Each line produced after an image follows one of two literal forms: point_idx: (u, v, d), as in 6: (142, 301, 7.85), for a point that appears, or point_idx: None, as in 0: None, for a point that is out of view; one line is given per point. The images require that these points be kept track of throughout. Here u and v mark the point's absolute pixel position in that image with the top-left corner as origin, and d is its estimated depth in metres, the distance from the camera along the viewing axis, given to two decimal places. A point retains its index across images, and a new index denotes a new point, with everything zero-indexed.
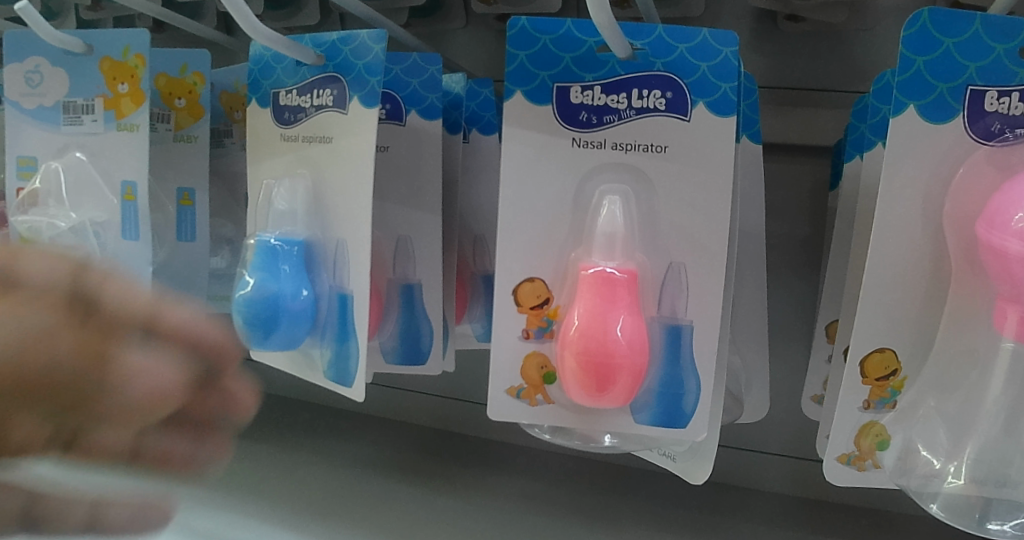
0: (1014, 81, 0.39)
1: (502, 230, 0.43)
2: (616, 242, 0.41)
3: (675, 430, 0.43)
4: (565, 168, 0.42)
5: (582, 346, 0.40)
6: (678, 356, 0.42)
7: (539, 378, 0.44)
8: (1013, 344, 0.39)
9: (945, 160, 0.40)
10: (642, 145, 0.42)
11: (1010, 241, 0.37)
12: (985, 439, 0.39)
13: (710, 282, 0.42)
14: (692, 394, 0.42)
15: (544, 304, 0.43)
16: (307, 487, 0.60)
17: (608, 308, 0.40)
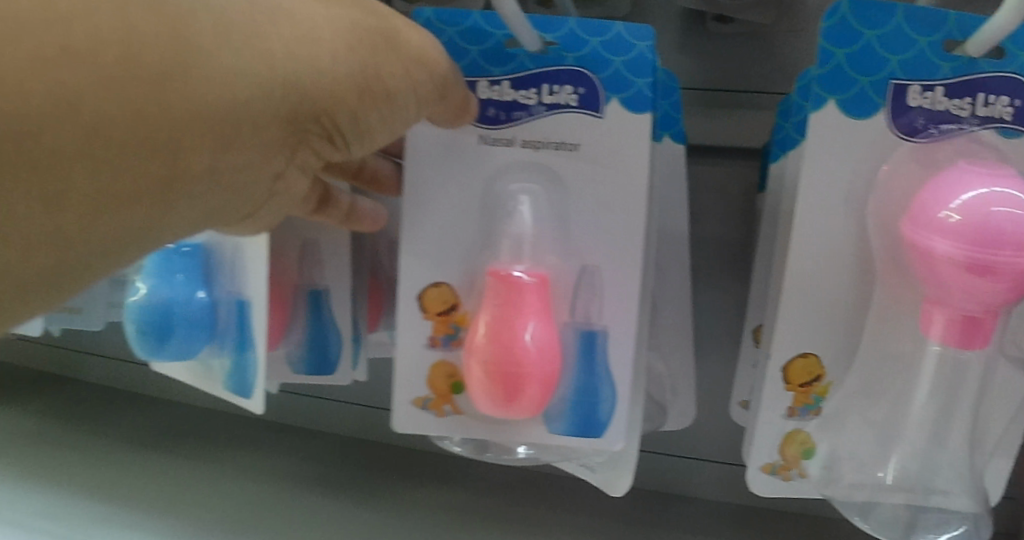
0: (938, 75, 0.37)
1: (407, 232, 0.41)
2: (523, 242, 0.39)
3: (591, 440, 0.41)
4: (470, 167, 0.40)
5: (488, 354, 0.37)
6: (593, 364, 0.40)
7: (447, 388, 0.42)
8: (940, 347, 0.38)
9: (869, 157, 0.38)
10: (553, 143, 0.39)
11: (936, 241, 0.35)
12: (912, 449, 0.40)
13: (624, 283, 0.40)
14: (608, 402, 0.40)
15: (451, 309, 0.42)
16: (226, 507, 0.57)
17: (517, 313, 0.38)
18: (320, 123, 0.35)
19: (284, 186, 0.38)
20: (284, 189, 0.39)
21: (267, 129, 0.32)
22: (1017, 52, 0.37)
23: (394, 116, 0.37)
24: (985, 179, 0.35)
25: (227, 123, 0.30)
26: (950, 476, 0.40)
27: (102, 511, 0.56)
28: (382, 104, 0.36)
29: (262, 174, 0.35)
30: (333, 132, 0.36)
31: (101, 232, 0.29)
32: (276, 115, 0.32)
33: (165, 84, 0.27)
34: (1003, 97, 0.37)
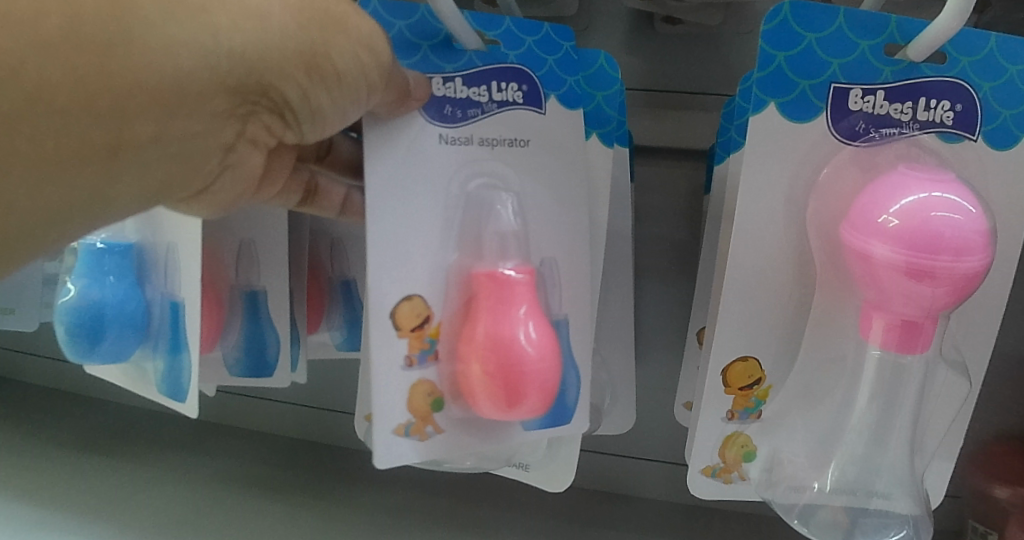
0: (879, 79, 0.37)
1: (376, 245, 0.36)
2: (506, 242, 0.38)
3: (561, 427, 0.41)
4: (438, 169, 0.37)
5: (499, 361, 0.35)
6: (569, 354, 0.40)
7: (428, 409, 0.38)
8: (880, 351, 0.38)
9: (809, 160, 0.38)
10: (506, 140, 0.38)
11: (875, 245, 0.35)
12: (850, 453, 0.40)
13: (583, 270, 0.40)
14: (575, 387, 0.40)
15: (425, 322, 0.38)
16: (168, 510, 0.56)
17: (521, 308, 0.36)
18: (268, 99, 0.35)
19: (238, 160, 0.39)
20: (240, 164, 0.39)
21: (208, 100, 0.33)
22: (957, 57, 0.37)
23: (345, 104, 0.35)
24: (925, 184, 0.35)
25: (164, 93, 0.31)
26: (890, 479, 0.40)
27: (32, 517, 0.54)
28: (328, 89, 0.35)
29: (211, 144, 0.36)
30: (284, 111, 0.36)
31: (50, 194, 0.31)
32: (218, 87, 0.33)
33: (101, 57, 0.29)
34: (944, 102, 0.37)
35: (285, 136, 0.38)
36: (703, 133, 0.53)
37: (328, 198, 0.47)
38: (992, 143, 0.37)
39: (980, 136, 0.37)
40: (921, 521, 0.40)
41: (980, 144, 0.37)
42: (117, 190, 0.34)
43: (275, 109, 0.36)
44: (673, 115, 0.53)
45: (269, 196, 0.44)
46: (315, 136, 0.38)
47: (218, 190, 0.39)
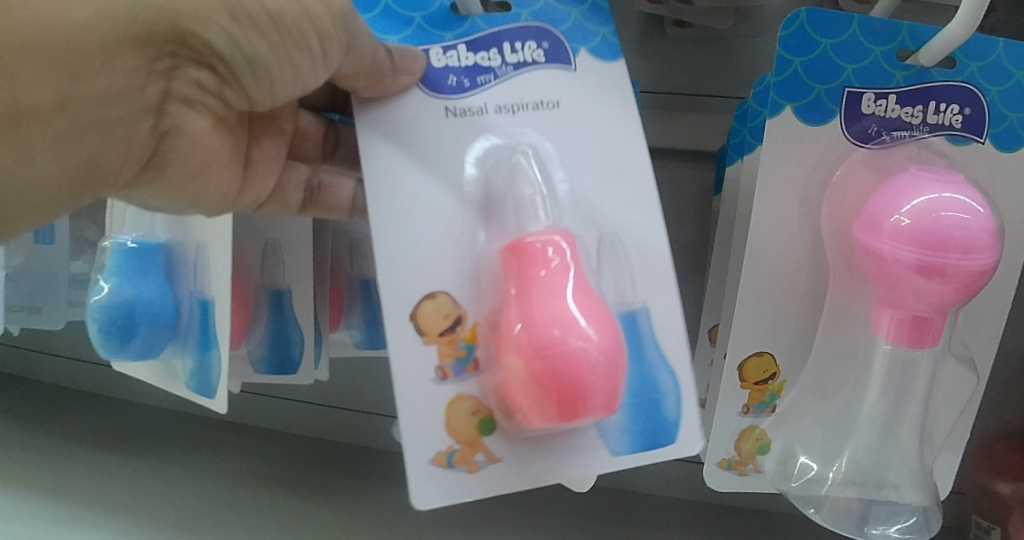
0: (891, 84, 0.38)
1: (394, 230, 0.34)
2: (533, 208, 0.34)
3: (662, 446, 0.35)
4: (452, 142, 0.35)
5: (542, 365, 0.31)
6: (644, 352, 0.35)
7: (473, 433, 0.34)
8: (891, 346, 0.39)
9: (823, 162, 0.39)
10: (529, 104, 0.35)
11: (886, 244, 0.36)
12: (861, 443, 0.41)
13: (648, 252, 0.36)
14: (672, 394, 0.35)
15: (456, 325, 0.34)
16: (187, 509, 0.57)
17: (557, 287, 0.32)
18: (189, 48, 0.34)
19: (181, 124, 0.38)
20: (184, 128, 0.38)
21: (122, 55, 0.32)
22: (967, 62, 0.38)
23: (284, 52, 0.35)
24: (934, 185, 0.36)
25: (72, 51, 0.31)
26: (902, 471, 0.41)
27: (55, 515, 0.55)
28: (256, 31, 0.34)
29: (138, 108, 0.35)
30: (214, 64, 0.35)
31: None
32: (128, 38, 0.32)
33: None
34: (953, 105, 0.39)
35: (223, 92, 0.37)
36: (713, 135, 0.55)
37: (329, 200, 0.46)
38: (999, 145, 0.39)
39: (988, 138, 0.39)
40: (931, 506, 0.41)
41: (988, 146, 0.39)
42: (37, 167, 0.32)
43: (200, 62, 0.35)
44: (684, 118, 0.55)
45: (239, 175, 0.43)
46: (255, 88, 0.37)
47: (167, 161, 0.39)
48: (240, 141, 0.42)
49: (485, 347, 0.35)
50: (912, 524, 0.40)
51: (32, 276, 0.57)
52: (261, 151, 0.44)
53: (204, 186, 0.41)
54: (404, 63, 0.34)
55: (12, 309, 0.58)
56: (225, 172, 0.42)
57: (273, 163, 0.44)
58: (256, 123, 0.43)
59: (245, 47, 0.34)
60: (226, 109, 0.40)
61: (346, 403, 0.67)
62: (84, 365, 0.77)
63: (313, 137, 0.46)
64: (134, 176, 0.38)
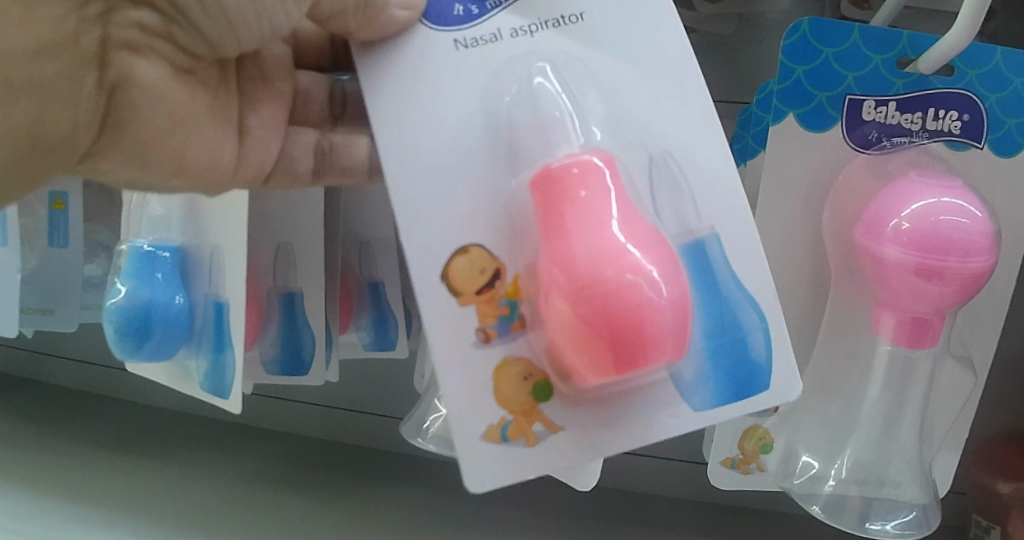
0: (891, 91, 0.39)
1: (413, 183, 0.31)
2: (561, 128, 0.31)
3: (753, 396, 0.33)
4: (465, 74, 0.32)
5: (594, 311, 0.28)
6: (716, 285, 0.32)
7: (527, 403, 0.32)
8: (891, 346, 0.40)
9: (824, 167, 0.40)
10: (549, 21, 0.32)
11: (887, 247, 0.37)
12: (863, 440, 0.43)
13: (715, 168, 0.32)
14: (757, 329, 0.32)
15: (493, 280, 0.32)
16: (198, 509, 0.58)
17: (593, 217, 0.29)
18: None
19: (134, 76, 0.35)
20: (138, 80, 0.36)
21: (39, 1, 0.30)
22: (965, 69, 0.39)
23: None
24: (933, 189, 0.37)
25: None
26: (902, 468, 0.42)
27: (68, 516, 0.56)
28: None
29: (81, 59, 0.33)
30: (155, 0, 0.33)
31: None
32: None
33: None
34: (952, 112, 0.39)
35: (173, 32, 0.34)
36: None
37: (342, 160, 0.44)
38: (997, 150, 0.39)
39: (986, 144, 0.39)
40: (930, 501, 0.42)
41: (986, 152, 0.40)
42: None
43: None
44: None
45: (223, 136, 0.40)
46: (205, 22, 0.34)
47: (125, 122, 0.37)
48: (219, 103, 0.40)
49: (528, 301, 0.32)
50: (911, 518, 0.42)
51: (46, 280, 0.58)
52: (255, 118, 0.41)
53: (176, 151, 0.38)
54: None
55: (26, 311, 0.59)
56: (200, 136, 0.39)
57: (269, 133, 0.42)
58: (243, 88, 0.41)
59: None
60: (189, 60, 0.37)
61: (351, 405, 0.68)
62: (93, 368, 0.78)
63: (318, 99, 0.45)
64: (93, 143, 0.36)
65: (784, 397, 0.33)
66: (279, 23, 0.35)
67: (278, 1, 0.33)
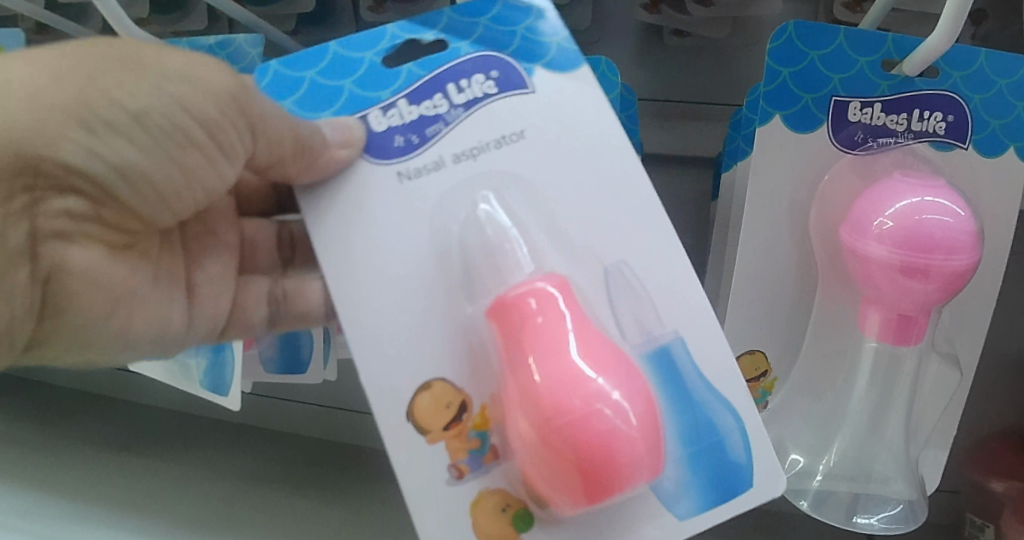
0: (877, 93, 0.40)
1: (367, 323, 0.33)
2: (513, 255, 0.32)
3: (738, 492, 0.34)
4: (415, 206, 0.33)
5: (565, 443, 0.28)
6: (685, 390, 0.34)
7: (510, 536, 0.33)
8: (877, 343, 0.40)
9: (812, 167, 0.41)
10: (491, 141, 0.34)
11: (872, 246, 0.38)
12: (851, 435, 0.44)
13: (674, 273, 0.34)
14: (734, 431, 0.34)
15: (459, 413, 0.33)
16: (195, 509, 0.58)
17: (552, 347, 0.30)
18: (47, 177, 0.30)
19: (69, 263, 0.33)
20: (74, 267, 0.33)
21: None
22: (950, 72, 0.39)
23: (164, 156, 0.31)
24: (917, 189, 0.38)
25: None
26: (888, 463, 0.44)
27: (67, 510, 0.56)
28: (127, 140, 0.30)
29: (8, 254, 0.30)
30: (82, 187, 0.30)
31: None
32: None
33: None
34: (937, 113, 0.40)
35: (103, 212, 0.32)
36: (709, 143, 0.58)
37: (299, 306, 0.44)
38: (982, 151, 0.40)
39: (971, 145, 0.40)
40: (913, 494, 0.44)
41: (971, 152, 0.40)
42: None
43: (62, 187, 0.30)
44: (682, 127, 0.58)
45: (173, 300, 0.39)
46: (140, 202, 0.32)
47: (65, 310, 0.34)
48: (165, 263, 0.38)
49: (498, 431, 0.34)
50: (897, 512, 0.43)
51: None
52: (203, 275, 0.41)
53: (125, 326, 0.36)
54: (336, 137, 0.33)
55: None
56: (152, 306, 0.37)
57: (218, 285, 0.41)
58: (187, 246, 0.40)
59: (116, 159, 0.30)
60: (124, 237, 0.35)
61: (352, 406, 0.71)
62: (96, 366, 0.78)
63: (266, 243, 0.45)
64: (31, 334, 0.33)
65: (768, 491, 0.34)
66: (213, 182, 0.34)
67: (219, 160, 0.33)
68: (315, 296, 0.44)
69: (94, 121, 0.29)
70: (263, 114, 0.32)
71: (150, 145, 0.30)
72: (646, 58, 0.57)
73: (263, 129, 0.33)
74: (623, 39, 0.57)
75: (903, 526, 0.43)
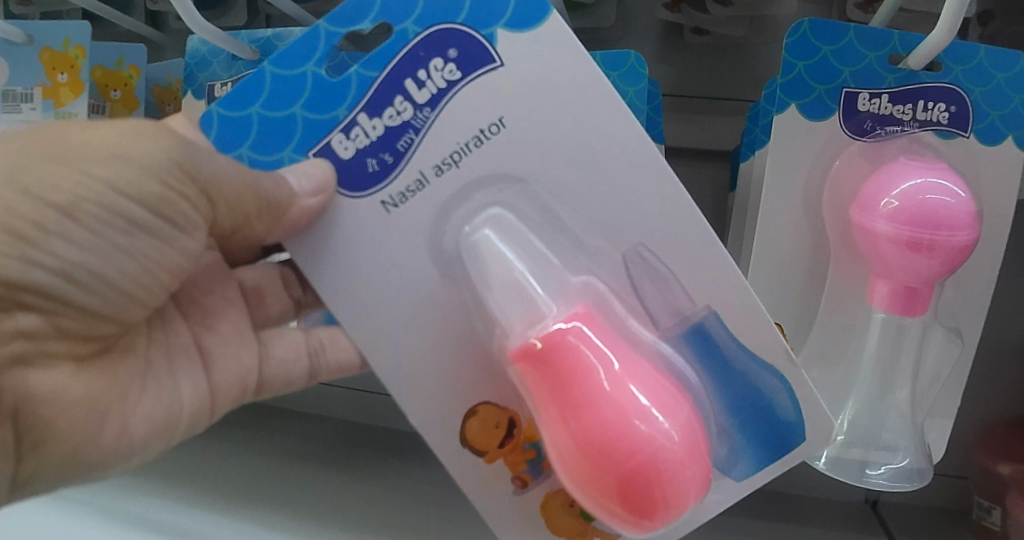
0: (884, 85, 0.43)
1: (399, 351, 0.37)
2: (537, 298, 0.33)
3: (790, 441, 0.38)
4: (427, 234, 0.35)
5: (633, 479, 0.31)
6: (726, 364, 0.37)
7: (580, 526, 0.40)
8: (885, 314, 0.44)
9: (825, 154, 0.45)
10: (468, 142, 0.35)
11: (879, 223, 0.41)
12: (862, 401, 0.48)
13: (702, 253, 0.36)
14: (782, 392, 0.37)
15: (509, 430, 0.38)
16: (242, 476, 0.61)
17: (591, 395, 0.31)
18: None
19: (33, 392, 0.32)
20: (39, 394, 0.32)
21: None
22: (951, 66, 0.43)
23: (111, 247, 0.31)
24: (920, 170, 0.41)
25: None
26: (895, 428, 0.48)
27: (124, 481, 0.59)
28: (68, 240, 0.30)
29: None
30: (33, 303, 0.30)
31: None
32: None
33: None
34: (940, 104, 0.43)
35: (62, 324, 0.32)
36: (727, 135, 0.62)
37: (337, 357, 0.44)
38: (982, 139, 0.44)
39: (972, 133, 0.44)
40: (918, 453, 0.47)
41: (972, 140, 0.44)
42: None
43: (14, 306, 0.30)
44: (700, 120, 0.62)
45: (175, 383, 0.39)
46: (96, 302, 0.32)
47: (43, 441, 0.33)
48: (155, 347, 0.39)
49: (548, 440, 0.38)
50: (904, 467, 0.47)
51: None
52: (214, 337, 0.41)
53: (122, 429, 0.36)
54: (306, 187, 0.33)
55: None
56: (143, 401, 0.37)
57: (233, 344, 0.42)
58: (187, 311, 0.41)
59: (59, 261, 0.30)
60: (90, 342, 0.34)
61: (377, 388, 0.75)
62: None
63: (273, 286, 0.45)
64: (15, 471, 0.33)
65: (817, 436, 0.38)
66: (177, 259, 0.34)
67: (177, 237, 0.33)
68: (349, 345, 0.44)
69: (29, 229, 0.29)
70: (213, 175, 0.33)
71: (93, 240, 0.31)
72: (667, 55, 0.61)
73: (217, 191, 0.33)
74: (647, 36, 0.61)
75: (913, 483, 0.46)
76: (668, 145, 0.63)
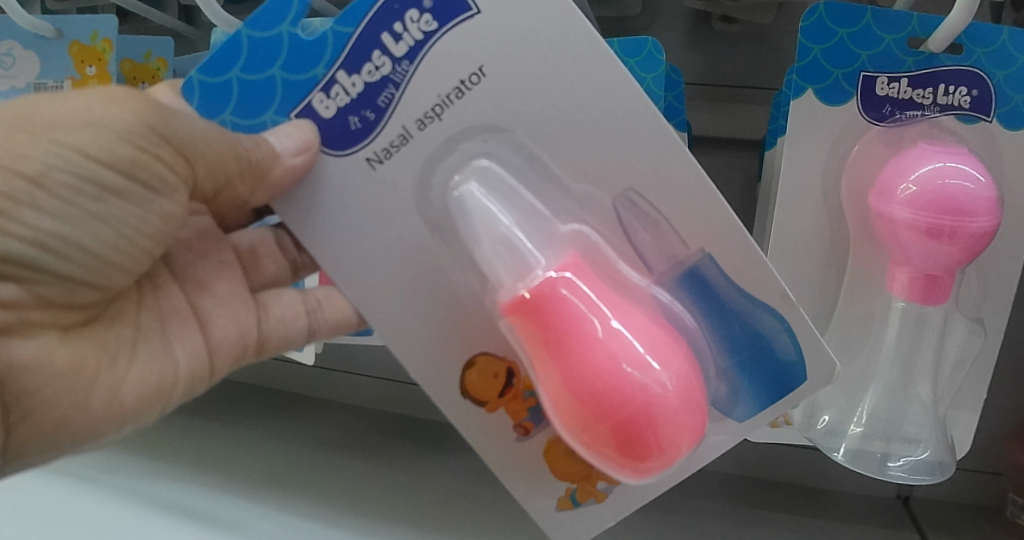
0: (903, 69, 0.42)
1: (383, 313, 0.37)
2: (524, 252, 0.34)
3: (792, 381, 0.38)
4: (412, 190, 0.35)
5: (626, 424, 0.32)
6: (722, 306, 0.37)
7: (585, 470, 0.40)
8: (906, 302, 0.43)
9: (842, 141, 0.44)
10: (449, 94, 0.34)
11: (897, 210, 0.41)
12: (881, 392, 0.48)
13: (697, 197, 0.35)
14: (781, 332, 0.37)
15: (508, 379, 0.39)
16: (268, 462, 0.62)
17: (582, 344, 0.32)
18: None
19: (19, 361, 0.34)
20: (25, 363, 0.34)
21: None
22: (972, 48, 0.42)
23: (83, 214, 0.32)
24: (940, 155, 0.41)
25: None
26: (915, 420, 0.47)
27: (155, 465, 0.61)
28: (40, 210, 0.32)
29: None
30: (11, 272, 0.32)
31: None
32: None
33: None
34: (960, 88, 0.42)
35: (41, 293, 0.33)
36: (752, 124, 0.61)
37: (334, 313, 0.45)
38: (1005, 124, 0.43)
39: (994, 118, 0.43)
40: (939, 445, 0.46)
41: (994, 125, 0.43)
42: None
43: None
44: (725, 109, 0.61)
45: (168, 350, 0.40)
46: (76, 270, 0.34)
47: (31, 411, 0.34)
48: (147, 310, 0.40)
49: None
50: (926, 458, 0.46)
51: None
52: (211, 300, 0.42)
53: (111, 397, 0.37)
54: (289, 147, 0.33)
55: None
56: (134, 368, 0.38)
57: (231, 306, 0.42)
58: (181, 277, 0.41)
59: (34, 232, 0.32)
60: (74, 314, 0.36)
61: (401, 377, 0.74)
62: None
63: (268, 248, 0.46)
64: (7, 442, 0.34)
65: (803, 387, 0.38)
66: (155, 223, 0.35)
67: (154, 201, 0.34)
68: (345, 303, 0.45)
69: (4, 202, 0.31)
70: (191, 135, 0.33)
71: (66, 209, 0.32)
72: (691, 43, 0.60)
73: (195, 152, 0.34)
74: (672, 24, 0.60)
75: (937, 476, 0.46)
76: (693, 134, 0.62)
